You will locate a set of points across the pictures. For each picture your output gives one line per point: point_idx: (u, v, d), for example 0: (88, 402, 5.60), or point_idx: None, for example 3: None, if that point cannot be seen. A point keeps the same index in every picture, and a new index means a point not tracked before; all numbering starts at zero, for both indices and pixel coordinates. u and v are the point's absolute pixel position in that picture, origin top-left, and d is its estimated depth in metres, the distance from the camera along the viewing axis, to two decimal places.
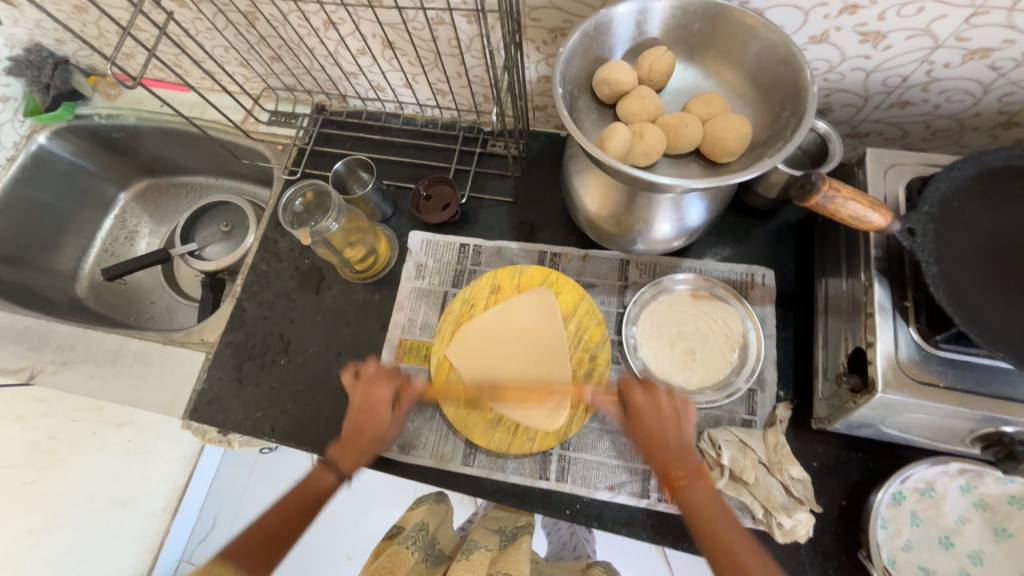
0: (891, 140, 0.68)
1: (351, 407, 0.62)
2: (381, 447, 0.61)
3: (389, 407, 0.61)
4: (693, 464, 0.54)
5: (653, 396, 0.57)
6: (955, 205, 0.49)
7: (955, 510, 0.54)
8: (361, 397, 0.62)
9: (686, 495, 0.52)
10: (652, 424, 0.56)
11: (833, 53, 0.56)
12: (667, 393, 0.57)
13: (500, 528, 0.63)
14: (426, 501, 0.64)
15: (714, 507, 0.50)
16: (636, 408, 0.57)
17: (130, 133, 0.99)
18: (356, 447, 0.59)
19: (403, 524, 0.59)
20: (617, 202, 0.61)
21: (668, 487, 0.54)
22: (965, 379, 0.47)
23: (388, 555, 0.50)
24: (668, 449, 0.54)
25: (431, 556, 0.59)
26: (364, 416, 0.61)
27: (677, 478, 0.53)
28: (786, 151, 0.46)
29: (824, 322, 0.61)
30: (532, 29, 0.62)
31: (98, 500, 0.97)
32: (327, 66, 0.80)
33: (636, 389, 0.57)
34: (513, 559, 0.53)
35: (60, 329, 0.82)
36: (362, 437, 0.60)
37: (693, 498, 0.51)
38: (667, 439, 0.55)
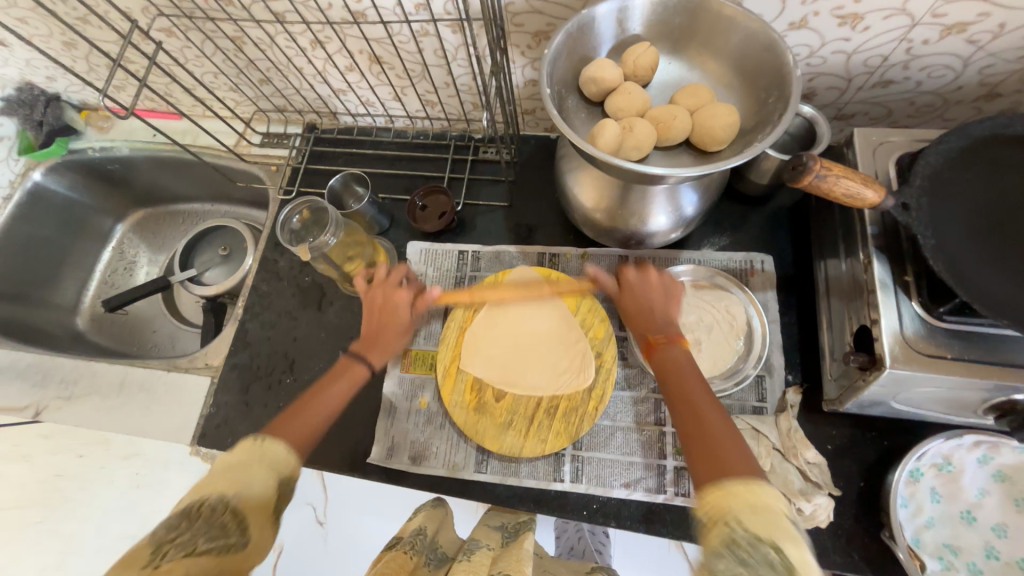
0: (878, 119, 0.68)
1: (368, 303, 0.64)
2: (395, 340, 0.62)
3: (407, 304, 0.63)
4: (674, 333, 0.53)
5: (644, 275, 0.58)
6: (946, 176, 0.49)
7: (974, 483, 0.53)
8: (380, 293, 0.64)
9: (660, 355, 0.52)
10: (635, 295, 0.57)
11: (813, 38, 0.57)
12: (657, 271, 0.58)
13: (502, 526, 0.59)
14: (423, 508, 0.61)
15: (691, 372, 0.49)
16: (625, 281, 0.58)
17: (123, 164, 1.00)
18: (381, 345, 0.60)
19: (402, 534, 0.57)
20: (611, 198, 0.61)
21: (647, 351, 0.53)
22: (972, 349, 0.47)
23: (386, 564, 0.47)
24: (653, 320, 0.55)
25: (434, 559, 0.55)
26: (375, 310, 0.63)
27: (655, 339, 0.53)
28: (775, 134, 0.46)
29: (827, 304, 0.61)
30: (515, 34, 0.63)
31: None
32: (315, 84, 0.81)
33: (627, 267, 0.59)
34: (515, 558, 0.49)
35: (64, 363, 0.82)
36: (383, 332, 0.61)
37: (671, 357, 0.51)
38: (650, 306, 0.56)
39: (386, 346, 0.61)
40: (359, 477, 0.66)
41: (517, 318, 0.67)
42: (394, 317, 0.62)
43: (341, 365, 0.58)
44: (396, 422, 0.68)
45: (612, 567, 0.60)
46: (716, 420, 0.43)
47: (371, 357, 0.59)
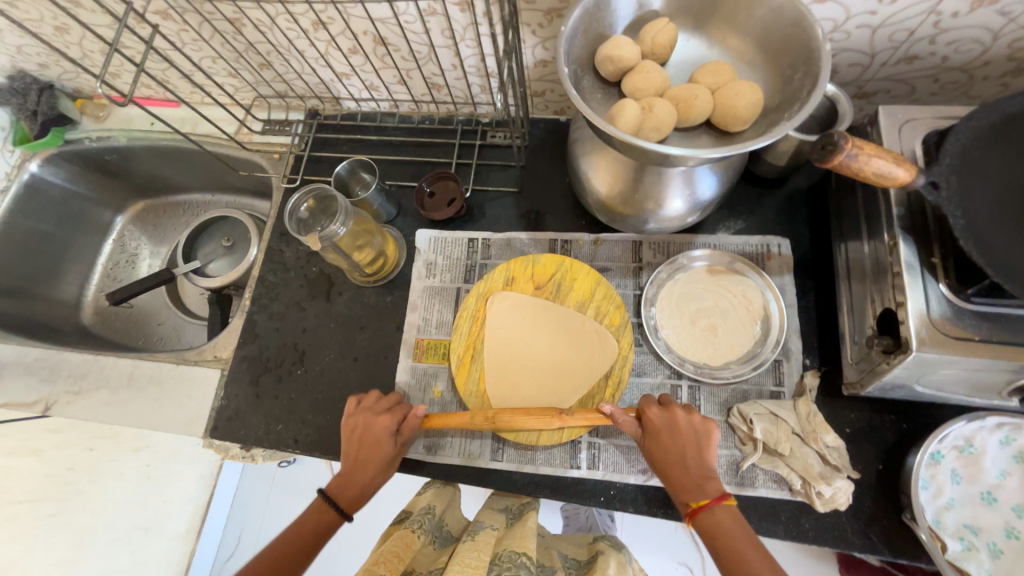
0: (898, 97, 0.67)
1: (349, 434, 0.60)
2: (375, 479, 0.59)
3: (390, 437, 0.59)
4: (716, 488, 0.52)
5: (670, 415, 0.56)
6: (977, 154, 0.48)
7: (995, 464, 0.53)
8: (363, 421, 0.61)
9: (706, 518, 0.50)
10: (666, 446, 0.54)
11: (838, 12, 0.55)
12: (685, 410, 0.56)
13: (506, 508, 0.64)
14: (432, 487, 0.64)
15: (747, 537, 0.48)
16: (649, 425, 0.55)
17: (121, 154, 0.97)
18: (359, 492, 0.58)
19: (411, 509, 0.60)
20: (627, 181, 0.60)
21: (688, 517, 0.51)
22: (1000, 330, 0.46)
23: (396, 540, 0.52)
24: (688, 479, 0.52)
25: (440, 538, 0.59)
26: (359, 442, 0.60)
27: (697, 502, 0.51)
28: (804, 112, 0.44)
29: (848, 287, 0.60)
30: (527, 12, 0.61)
31: (121, 528, 0.97)
32: (318, 68, 0.78)
33: (651, 405, 0.56)
34: (519, 535, 0.53)
35: (70, 358, 0.81)
36: (360, 470, 0.58)
37: (722, 526, 0.49)
38: (680, 456, 0.53)
39: (361, 490, 0.58)
40: None
41: (524, 347, 0.65)
42: (376, 448, 0.59)
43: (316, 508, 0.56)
44: None
45: (609, 541, 0.62)
46: (765, 569, 0.45)
47: (343, 500, 0.57)
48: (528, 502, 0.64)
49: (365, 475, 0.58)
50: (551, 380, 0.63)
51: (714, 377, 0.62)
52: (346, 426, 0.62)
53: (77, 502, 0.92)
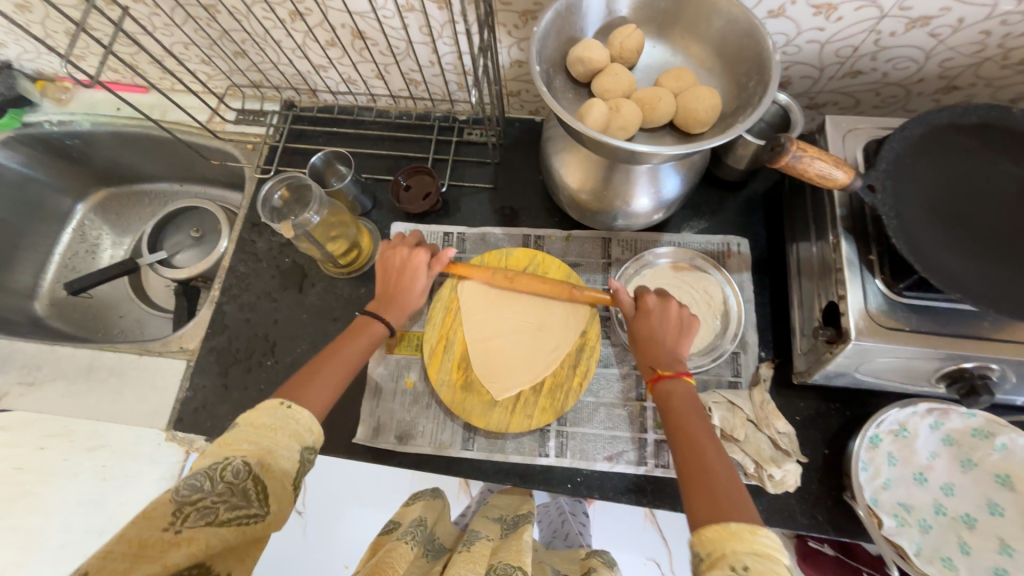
0: (846, 109, 0.72)
1: (386, 262, 0.64)
2: (412, 301, 0.63)
3: (426, 269, 0.63)
4: (680, 367, 0.55)
5: (665, 304, 0.58)
6: (908, 161, 0.52)
7: (926, 447, 0.58)
8: (397, 257, 0.63)
9: (667, 385, 0.53)
10: (653, 328, 0.57)
11: (789, 27, 0.60)
12: (678, 304, 0.58)
13: (500, 517, 0.64)
14: (422, 498, 0.67)
15: (692, 406, 0.52)
16: (646, 307, 0.58)
17: (84, 140, 0.94)
18: (398, 305, 0.62)
19: (401, 521, 0.61)
20: (596, 178, 0.63)
21: (651, 381, 0.55)
22: (928, 322, 0.51)
23: (388, 551, 0.51)
24: (659, 349, 0.56)
25: (430, 550, 0.60)
26: (395, 271, 0.63)
27: (662, 371, 0.54)
28: (756, 116, 0.48)
29: (799, 284, 0.64)
30: (503, 12, 0.63)
31: (75, 531, 0.90)
32: (294, 59, 0.78)
33: (650, 293, 0.59)
34: (514, 549, 0.53)
35: (24, 348, 0.78)
36: (402, 294, 0.62)
37: (674, 391, 0.53)
38: (663, 342, 0.56)
39: (402, 310, 0.62)
40: (346, 457, 0.67)
41: (503, 322, 0.67)
42: (411, 286, 0.62)
43: (362, 323, 0.60)
44: (382, 402, 0.68)
45: (601, 556, 0.64)
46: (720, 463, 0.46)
47: (388, 314, 0.61)
48: (523, 513, 0.63)
49: (416, 282, 0.62)
50: (532, 360, 0.65)
51: None
52: (379, 266, 0.64)
53: None
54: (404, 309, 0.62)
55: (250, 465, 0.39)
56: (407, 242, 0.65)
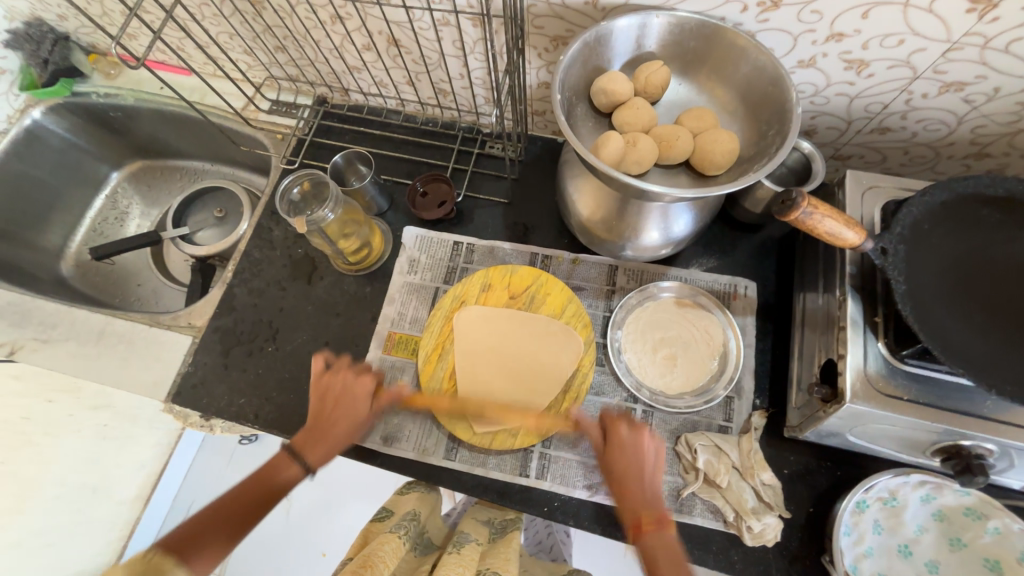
0: (872, 164, 0.71)
1: (325, 390, 0.61)
2: (348, 434, 0.59)
3: (365, 399, 0.61)
4: (662, 513, 0.51)
5: (637, 435, 0.55)
6: (925, 227, 0.51)
7: (915, 519, 0.56)
8: (340, 382, 0.61)
9: (649, 541, 0.49)
10: (630, 466, 0.54)
11: (819, 78, 0.59)
12: (651, 435, 0.55)
13: (489, 519, 0.67)
14: (417, 489, 0.69)
15: (675, 561, 0.48)
16: (617, 440, 0.55)
17: (126, 113, 0.99)
18: (324, 443, 0.58)
19: (394, 509, 0.64)
20: (608, 208, 0.63)
21: (632, 531, 0.51)
22: (928, 393, 0.50)
23: (381, 543, 0.53)
24: (636, 491, 0.52)
25: (419, 545, 0.62)
26: (331, 399, 0.61)
27: (643, 521, 0.50)
28: (769, 167, 0.48)
29: (801, 335, 0.64)
30: (534, 36, 0.64)
31: (70, 485, 0.95)
32: (331, 59, 0.81)
33: (620, 425, 0.56)
34: (502, 557, 0.56)
35: (44, 305, 0.81)
36: (331, 433, 0.58)
37: (659, 544, 0.49)
38: (635, 479, 0.53)
39: (331, 445, 0.58)
40: None
41: (494, 344, 0.68)
42: (345, 413, 0.60)
43: (280, 461, 0.55)
44: None
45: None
46: None
47: (309, 455, 0.57)
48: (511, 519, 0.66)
49: (348, 416, 0.60)
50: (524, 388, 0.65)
51: (668, 404, 0.65)
52: (314, 391, 0.62)
53: (30, 451, 0.89)
54: (328, 448, 0.58)
55: None
56: (346, 368, 0.62)
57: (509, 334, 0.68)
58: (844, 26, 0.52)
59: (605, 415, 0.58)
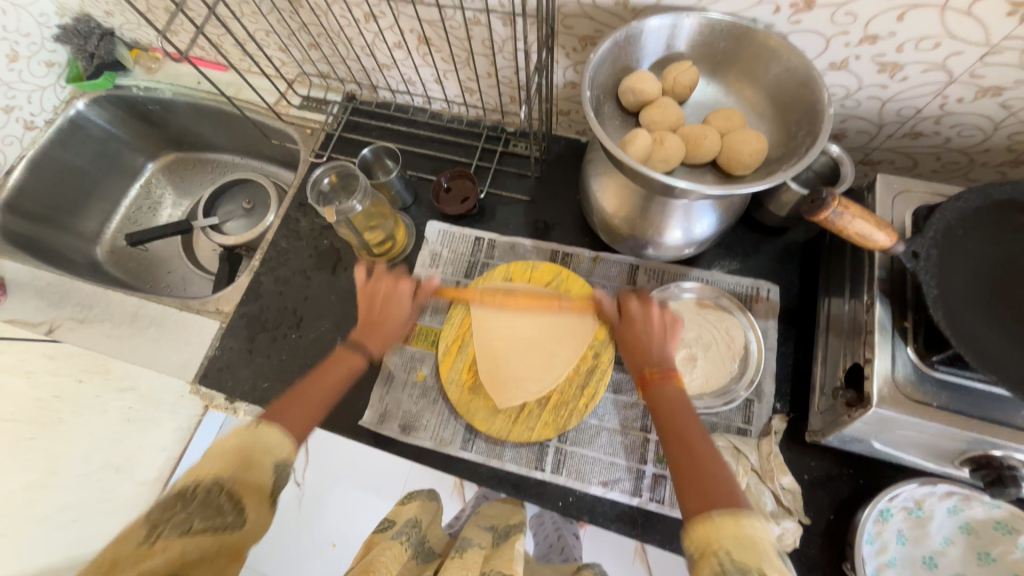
0: (902, 170, 0.70)
1: (371, 291, 0.64)
2: (398, 329, 0.63)
3: (410, 299, 0.64)
4: (669, 367, 0.55)
5: (647, 310, 0.60)
6: (958, 232, 0.51)
7: (941, 531, 0.55)
8: (384, 286, 0.64)
9: (655, 389, 0.54)
10: (638, 334, 0.59)
11: (850, 81, 0.59)
12: (660, 307, 0.60)
13: (492, 526, 0.59)
14: (417, 497, 0.63)
15: (682, 406, 0.52)
16: (628, 315, 0.60)
17: (163, 106, 1.02)
18: (379, 333, 0.62)
19: (394, 518, 0.61)
20: (632, 206, 0.63)
21: (640, 384, 0.56)
22: (958, 401, 0.49)
23: (380, 553, 0.51)
24: (650, 353, 0.57)
25: (421, 554, 0.56)
26: (377, 300, 0.64)
27: (649, 373, 0.55)
28: (799, 166, 0.48)
29: (825, 340, 0.63)
30: (564, 35, 0.65)
31: (95, 462, 0.95)
32: (362, 56, 0.83)
33: (632, 301, 0.61)
34: (507, 557, 0.51)
35: (81, 287, 0.84)
36: (382, 325, 0.62)
37: (663, 394, 0.53)
38: (646, 342, 0.58)
39: (385, 337, 0.62)
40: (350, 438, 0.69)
41: (512, 328, 0.69)
42: (394, 314, 0.63)
43: (338, 356, 0.58)
44: (392, 390, 0.70)
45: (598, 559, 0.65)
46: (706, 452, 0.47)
47: (370, 345, 0.61)
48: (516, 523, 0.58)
49: (395, 316, 0.63)
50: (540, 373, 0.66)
51: None
52: (363, 294, 0.65)
53: (61, 427, 0.92)
54: (382, 338, 0.62)
55: (223, 481, 0.38)
56: (388, 274, 0.65)
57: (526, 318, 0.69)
58: (878, 28, 0.52)
59: (620, 295, 0.63)
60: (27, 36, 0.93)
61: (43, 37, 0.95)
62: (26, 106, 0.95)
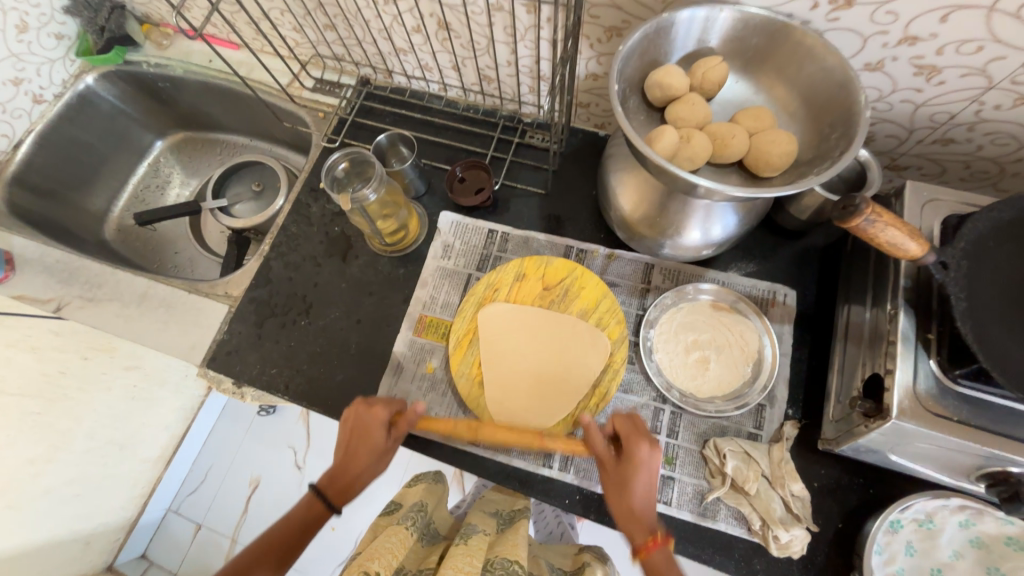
0: (929, 176, 0.69)
1: (345, 427, 0.60)
2: (370, 467, 0.59)
3: (381, 428, 0.59)
4: (662, 532, 0.52)
5: (652, 457, 0.54)
6: (990, 244, 0.49)
7: (950, 544, 0.55)
8: (353, 417, 0.60)
9: (655, 556, 0.50)
10: (637, 484, 0.53)
11: (884, 83, 0.57)
12: (655, 451, 0.54)
13: (496, 512, 0.65)
14: (424, 481, 0.69)
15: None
16: (634, 458, 0.54)
17: (174, 84, 1.00)
18: (348, 482, 0.58)
19: (401, 503, 0.64)
20: (652, 204, 0.62)
21: (639, 548, 0.51)
22: (979, 416, 0.48)
23: (389, 536, 0.52)
24: (641, 516, 0.53)
25: (428, 535, 0.61)
26: (354, 432, 0.60)
27: (644, 545, 0.51)
28: (831, 171, 0.46)
29: (843, 348, 0.62)
30: (589, 25, 0.63)
31: (98, 440, 0.99)
32: (379, 39, 0.81)
33: (637, 446, 0.54)
34: (511, 543, 0.54)
35: (91, 265, 0.84)
36: (348, 467, 0.58)
37: (659, 564, 0.50)
38: (640, 504, 0.53)
39: (355, 471, 0.59)
40: None
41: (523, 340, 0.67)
42: (361, 461, 0.59)
43: (308, 500, 0.57)
44: (400, 381, 0.70)
45: (595, 551, 0.67)
46: None
47: (331, 489, 0.58)
48: (520, 508, 0.64)
49: (371, 451, 0.59)
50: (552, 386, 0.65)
51: (698, 408, 0.64)
52: (342, 424, 0.61)
53: (66, 405, 0.92)
54: (354, 463, 0.59)
55: None
56: (360, 411, 0.60)
57: (536, 330, 0.67)
58: (919, 29, 0.50)
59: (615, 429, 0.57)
60: (36, 7, 0.89)
61: (52, 8, 0.91)
62: (36, 79, 0.93)
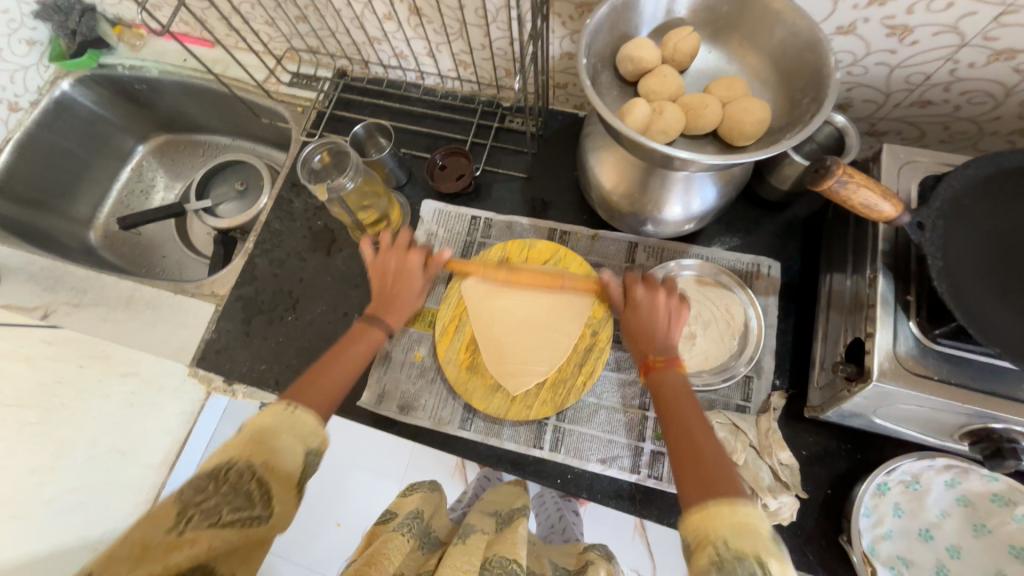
0: (909, 141, 0.68)
1: (381, 267, 0.62)
2: (410, 305, 0.61)
3: (420, 271, 0.62)
4: (673, 355, 0.53)
5: (653, 295, 0.56)
6: (966, 202, 0.49)
7: (937, 504, 0.55)
8: (394, 259, 0.62)
9: (658, 375, 0.52)
10: (643, 319, 0.55)
11: (857, 46, 0.57)
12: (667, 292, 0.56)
13: (496, 511, 0.66)
14: (421, 489, 0.70)
15: (682, 395, 0.49)
16: (633, 300, 0.57)
17: (150, 85, 1.00)
18: (398, 308, 0.60)
19: (398, 510, 0.64)
20: (631, 180, 0.62)
21: (643, 371, 0.53)
22: (960, 373, 0.48)
23: (384, 542, 0.53)
24: (653, 338, 0.54)
25: (428, 542, 0.62)
26: (390, 276, 0.61)
27: (655, 360, 0.53)
28: (802, 135, 0.46)
29: (826, 316, 0.62)
30: (560, 2, 0.62)
31: (99, 446, 0.99)
32: (352, 29, 0.80)
33: (637, 285, 0.57)
34: (509, 542, 0.54)
35: (74, 271, 0.83)
36: (400, 299, 0.61)
37: (668, 379, 0.51)
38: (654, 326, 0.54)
39: (403, 308, 0.61)
40: (349, 419, 0.69)
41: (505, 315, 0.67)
42: (408, 284, 0.61)
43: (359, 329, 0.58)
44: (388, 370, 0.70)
45: (598, 549, 0.66)
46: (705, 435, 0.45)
47: (387, 319, 0.59)
48: (518, 507, 0.64)
49: (405, 294, 0.61)
50: (533, 359, 0.65)
51: None
52: (373, 269, 0.63)
53: (63, 412, 0.94)
54: (400, 313, 0.61)
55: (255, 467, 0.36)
56: (399, 244, 0.63)
57: (517, 305, 0.68)
58: None
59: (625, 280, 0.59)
60: (6, 13, 0.89)
61: (22, 14, 0.91)
62: (9, 86, 0.93)
